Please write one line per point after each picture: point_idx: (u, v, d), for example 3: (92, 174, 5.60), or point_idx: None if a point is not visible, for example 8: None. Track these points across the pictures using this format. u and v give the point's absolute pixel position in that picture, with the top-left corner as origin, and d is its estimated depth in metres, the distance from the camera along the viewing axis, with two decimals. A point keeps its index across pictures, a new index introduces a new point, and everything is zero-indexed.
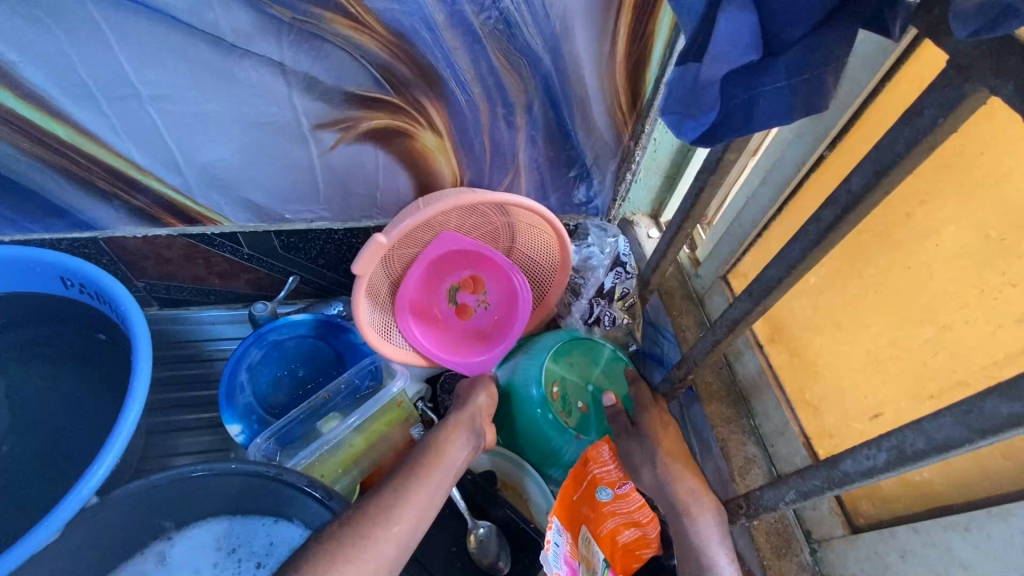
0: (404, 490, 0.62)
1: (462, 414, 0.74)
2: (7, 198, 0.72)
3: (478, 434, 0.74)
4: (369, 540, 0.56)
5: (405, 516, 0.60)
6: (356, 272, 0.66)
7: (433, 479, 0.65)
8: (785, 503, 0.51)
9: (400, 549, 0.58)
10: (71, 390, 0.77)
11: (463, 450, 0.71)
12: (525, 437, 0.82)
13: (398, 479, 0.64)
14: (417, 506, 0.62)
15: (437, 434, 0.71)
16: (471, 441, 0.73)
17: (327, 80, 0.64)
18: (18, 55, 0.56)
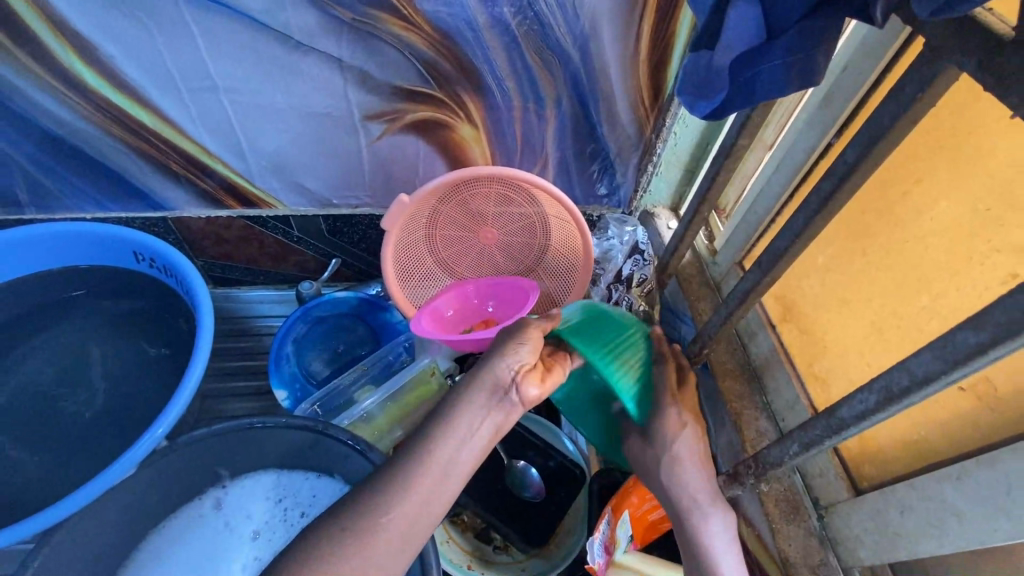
0: (399, 477, 0.50)
1: (485, 375, 0.53)
2: (95, 179, 0.81)
3: (510, 400, 0.53)
4: (356, 533, 0.48)
5: (407, 502, 0.49)
6: (383, 227, 0.78)
7: (435, 461, 0.50)
8: (790, 457, 0.55)
9: (406, 536, 0.49)
10: (136, 350, 0.85)
11: (485, 419, 0.53)
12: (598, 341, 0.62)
13: (395, 461, 0.52)
14: (425, 491, 0.50)
15: (449, 402, 0.53)
16: (499, 408, 0.53)
17: (377, 75, 0.72)
18: (118, 50, 0.65)
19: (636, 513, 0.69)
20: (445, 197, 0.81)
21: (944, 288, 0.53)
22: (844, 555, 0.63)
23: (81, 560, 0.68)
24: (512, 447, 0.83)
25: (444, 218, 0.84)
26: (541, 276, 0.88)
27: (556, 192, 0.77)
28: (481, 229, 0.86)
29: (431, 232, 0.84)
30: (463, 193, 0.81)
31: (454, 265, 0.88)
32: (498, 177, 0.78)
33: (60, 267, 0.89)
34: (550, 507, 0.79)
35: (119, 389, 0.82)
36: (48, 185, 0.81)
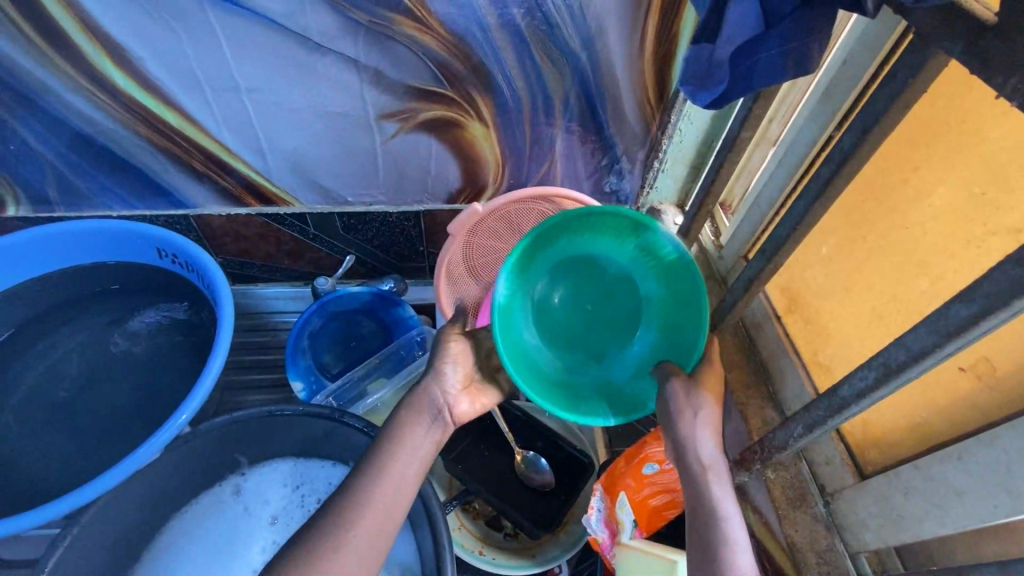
0: (361, 490, 0.56)
1: (421, 400, 0.63)
2: (122, 177, 0.85)
3: (444, 417, 0.63)
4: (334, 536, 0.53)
5: (368, 514, 0.55)
6: (443, 247, 0.85)
7: (388, 477, 0.57)
8: (794, 438, 0.57)
9: (372, 543, 0.54)
10: (160, 343, 0.88)
11: (427, 436, 0.61)
12: (619, 248, 0.68)
13: (356, 478, 0.58)
14: (383, 509, 0.56)
15: (392, 423, 0.61)
16: (436, 425, 0.62)
17: (391, 74, 0.75)
18: (148, 53, 0.69)
19: (635, 498, 0.72)
20: (490, 220, 0.88)
21: (942, 272, 0.55)
22: (850, 541, 0.64)
23: (113, 538, 0.72)
24: (522, 436, 0.86)
25: (485, 236, 0.90)
26: None
27: (580, 198, 0.86)
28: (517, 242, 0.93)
29: (470, 241, 0.89)
30: (505, 213, 0.89)
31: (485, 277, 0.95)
32: (539, 194, 0.86)
33: (81, 263, 0.92)
34: (560, 497, 0.81)
35: (145, 379, 0.86)
36: (79, 184, 0.85)
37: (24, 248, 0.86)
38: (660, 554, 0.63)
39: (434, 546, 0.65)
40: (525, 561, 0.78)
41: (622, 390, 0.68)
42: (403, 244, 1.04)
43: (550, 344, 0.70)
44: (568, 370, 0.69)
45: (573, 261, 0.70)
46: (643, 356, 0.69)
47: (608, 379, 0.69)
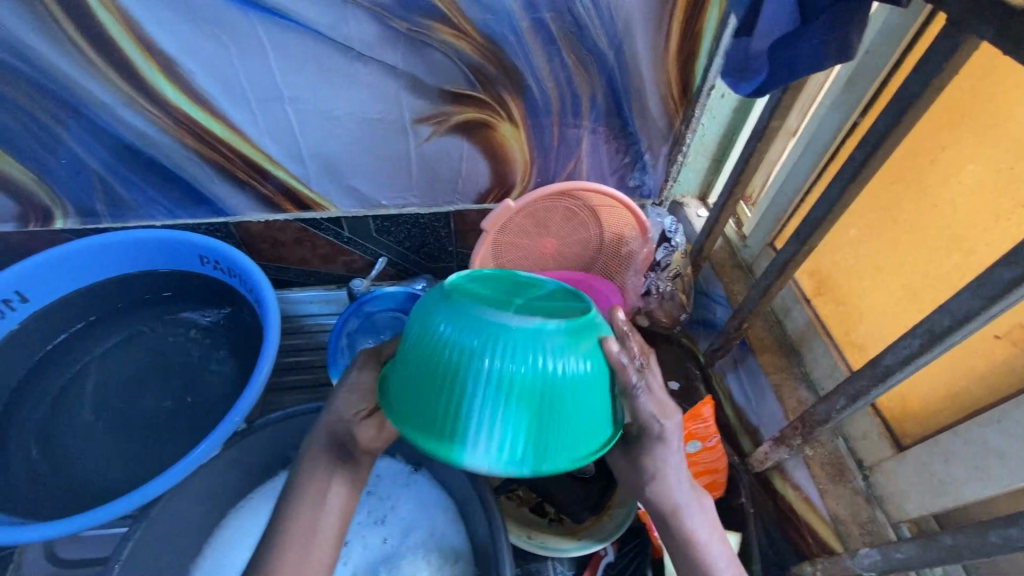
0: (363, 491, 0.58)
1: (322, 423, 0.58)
2: (168, 188, 0.88)
3: (351, 458, 0.56)
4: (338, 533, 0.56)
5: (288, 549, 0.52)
6: (483, 228, 0.87)
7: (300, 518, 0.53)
8: (837, 412, 0.59)
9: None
10: (209, 347, 0.92)
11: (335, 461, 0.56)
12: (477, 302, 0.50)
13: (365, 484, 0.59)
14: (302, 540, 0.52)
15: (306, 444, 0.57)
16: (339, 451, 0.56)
17: (427, 79, 0.78)
18: (198, 66, 0.72)
19: None
20: (518, 220, 0.92)
21: (975, 246, 0.57)
22: (891, 511, 0.67)
23: (176, 534, 0.74)
24: None
25: (513, 233, 0.93)
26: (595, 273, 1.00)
27: (614, 193, 0.89)
28: (544, 240, 0.96)
29: (499, 239, 0.92)
30: (530, 211, 0.91)
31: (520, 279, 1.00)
32: (563, 190, 0.89)
33: (120, 274, 0.92)
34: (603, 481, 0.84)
35: (195, 383, 0.89)
36: (125, 195, 0.88)
37: (70, 261, 0.88)
38: None
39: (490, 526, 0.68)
40: (572, 542, 0.78)
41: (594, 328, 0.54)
42: (433, 245, 1.07)
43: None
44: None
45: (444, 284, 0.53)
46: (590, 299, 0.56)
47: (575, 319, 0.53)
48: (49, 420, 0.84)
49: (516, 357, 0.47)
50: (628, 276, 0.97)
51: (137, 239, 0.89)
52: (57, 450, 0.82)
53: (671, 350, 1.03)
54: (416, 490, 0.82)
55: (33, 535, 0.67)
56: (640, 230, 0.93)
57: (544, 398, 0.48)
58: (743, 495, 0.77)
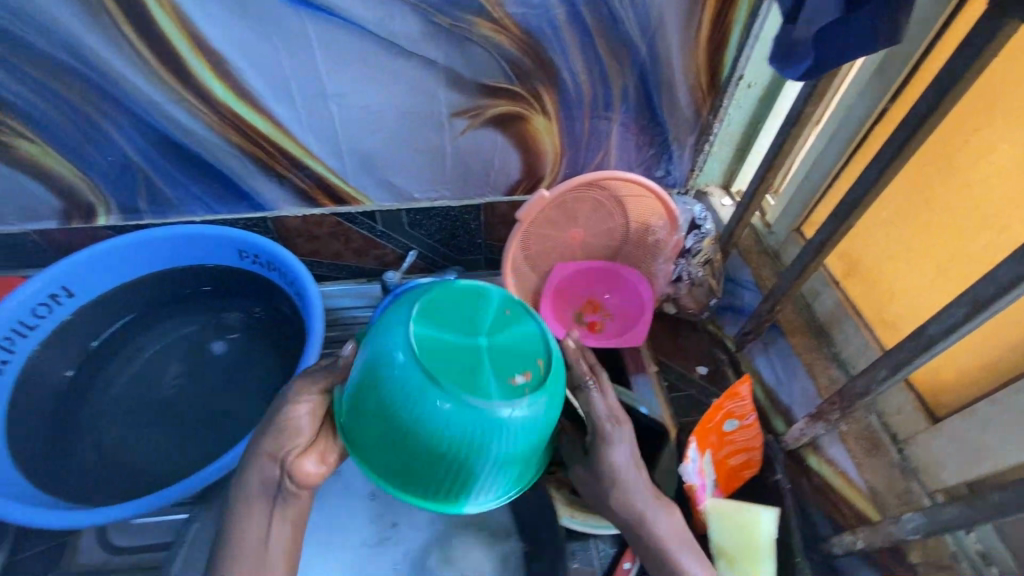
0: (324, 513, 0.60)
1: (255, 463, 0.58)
2: (209, 184, 0.90)
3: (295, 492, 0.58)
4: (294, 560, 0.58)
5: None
6: (517, 218, 0.92)
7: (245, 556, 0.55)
8: (877, 383, 0.62)
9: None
10: (251, 340, 0.94)
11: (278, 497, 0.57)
12: (459, 378, 0.51)
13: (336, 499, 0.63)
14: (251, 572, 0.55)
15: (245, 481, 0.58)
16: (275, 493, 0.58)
17: (466, 73, 0.80)
18: (246, 63, 0.74)
19: (717, 456, 0.79)
20: (549, 212, 0.96)
21: (1009, 223, 0.60)
22: (927, 481, 0.70)
23: None
24: None
25: (545, 222, 0.97)
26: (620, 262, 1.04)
27: (645, 181, 0.92)
28: (571, 230, 1.01)
29: (530, 230, 0.96)
30: (560, 202, 0.95)
31: (551, 271, 1.04)
32: (591, 180, 0.92)
33: (153, 271, 0.91)
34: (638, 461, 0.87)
35: (239, 374, 0.91)
36: (167, 191, 0.90)
37: (104, 258, 0.87)
38: (744, 508, 0.71)
39: None
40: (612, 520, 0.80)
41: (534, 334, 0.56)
42: (463, 237, 1.09)
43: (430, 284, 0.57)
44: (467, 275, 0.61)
45: (410, 351, 0.51)
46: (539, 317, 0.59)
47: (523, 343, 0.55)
48: (102, 411, 0.87)
49: (517, 440, 0.53)
50: (658, 270, 1.02)
51: (171, 234, 0.88)
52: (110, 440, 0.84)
53: (697, 337, 1.06)
54: None
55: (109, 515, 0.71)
56: (668, 219, 0.97)
57: (534, 453, 0.56)
58: (779, 472, 0.79)
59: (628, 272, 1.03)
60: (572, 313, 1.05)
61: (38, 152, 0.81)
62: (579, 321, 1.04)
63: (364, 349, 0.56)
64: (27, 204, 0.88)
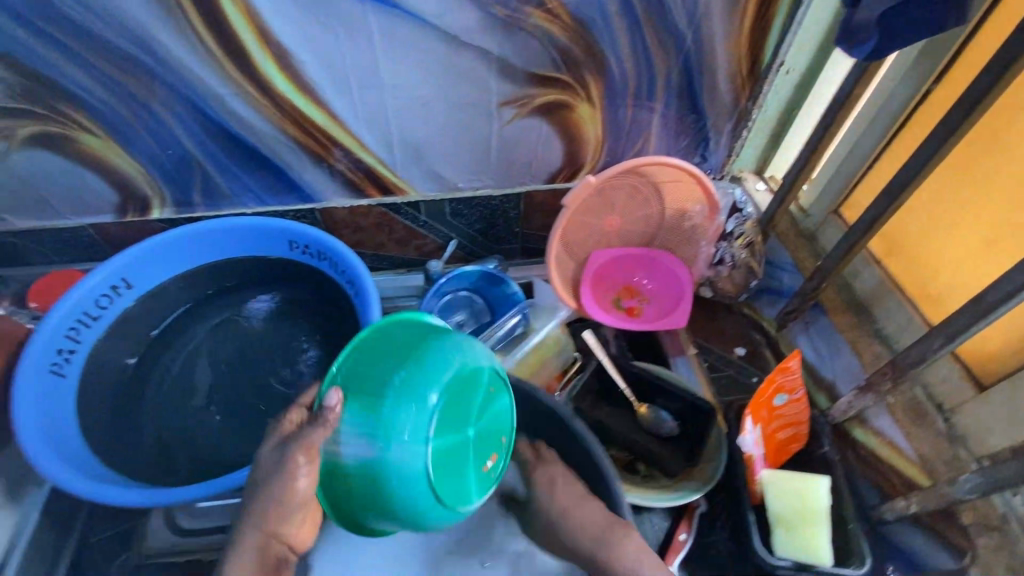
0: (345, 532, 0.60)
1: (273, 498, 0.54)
2: (262, 176, 0.92)
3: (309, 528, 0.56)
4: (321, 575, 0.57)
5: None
6: (565, 203, 0.93)
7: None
8: (934, 351, 0.64)
9: None
10: (301, 329, 0.95)
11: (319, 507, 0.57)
12: (455, 480, 0.60)
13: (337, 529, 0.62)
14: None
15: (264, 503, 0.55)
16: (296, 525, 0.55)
17: (518, 63, 0.82)
18: (307, 55, 0.76)
19: (768, 430, 0.81)
20: (589, 198, 0.98)
21: None
22: (974, 447, 0.72)
23: None
24: (640, 391, 0.93)
25: (586, 209, 0.99)
26: (657, 248, 1.07)
27: (686, 165, 0.93)
28: (608, 217, 1.03)
29: (573, 217, 0.99)
30: (601, 189, 0.97)
31: (588, 256, 1.07)
32: (632, 168, 0.94)
33: (210, 261, 0.94)
34: (682, 437, 0.90)
35: (291, 362, 0.93)
36: (221, 184, 0.92)
37: (166, 248, 0.90)
38: (798, 477, 0.74)
39: (597, 473, 0.73)
40: (667, 492, 0.84)
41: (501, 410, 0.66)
42: (504, 226, 1.12)
43: (440, 377, 0.57)
44: (463, 345, 0.61)
45: (428, 471, 0.56)
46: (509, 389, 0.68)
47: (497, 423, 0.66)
48: (166, 399, 0.89)
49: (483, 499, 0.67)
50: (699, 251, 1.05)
51: (223, 225, 0.90)
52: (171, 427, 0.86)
53: (733, 319, 1.09)
54: None
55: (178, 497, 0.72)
56: (708, 203, 0.99)
57: None
58: (826, 445, 0.82)
59: (665, 257, 1.06)
60: (610, 299, 1.06)
61: (101, 146, 0.83)
62: (617, 306, 1.06)
63: (362, 442, 0.55)
64: (86, 198, 0.90)
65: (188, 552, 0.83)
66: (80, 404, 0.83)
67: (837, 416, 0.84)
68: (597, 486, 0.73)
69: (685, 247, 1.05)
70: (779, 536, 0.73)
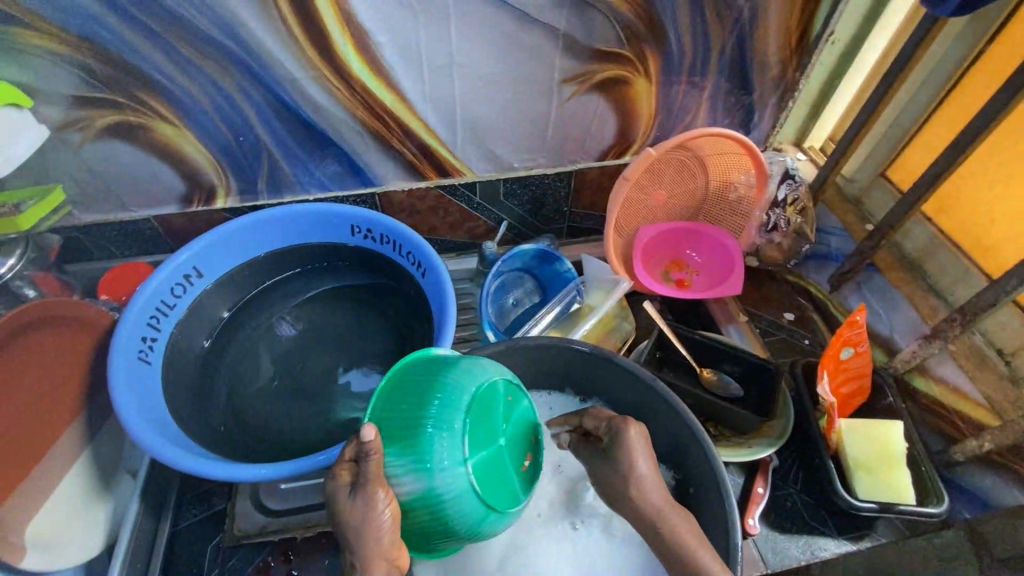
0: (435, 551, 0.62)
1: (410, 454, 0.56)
2: (327, 161, 0.93)
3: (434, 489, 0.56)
4: None
5: None
6: (625, 176, 0.94)
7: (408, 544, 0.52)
8: (1007, 293, 0.70)
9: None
10: (369, 311, 0.97)
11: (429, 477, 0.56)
12: (504, 490, 0.61)
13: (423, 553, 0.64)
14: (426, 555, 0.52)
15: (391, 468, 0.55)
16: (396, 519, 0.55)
17: (583, 40, 0.85)
18: (386, 37, 0.78)
19: (835, 385, 0.85)
20: (643, 173, 0.99)
21: None
22: None
23: None
24: (704, 357, 0.96)
25: (637, 185, 1.01)
26: (704, 219, 1.10)
27: (740, 136, 0.93)
28: (657, 194, 1.05)
29: (630, 194, 1.01)
30: (654, 164, 0.99)
31: (637, 232, 1.08)
32: (684, 141, 0.97)
33: (277, 248, 0.94)
34: (747, 398, 0.92)
35: (365, 342, 0.94)
36: (287, 171, 0.93)
37: (235, 236, 0.90)
38: (875, 425, 0.81)
39: (690, 435, 0.74)
40: (740, 450, 0.87)
41: (525, 412, 0.67)
42: (552, 206, 1.14)
43: (460, 400, 0.59)
44: (473, 367, 0.63)
45: (474, 488, 0.57)
46: (528, 393, 0.69)
47: (524, 423, 0.67)
48: (243, 384, 0.89)
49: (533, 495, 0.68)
50: (753, 218, 1.06)
51: (286, 212, 0.91)
52: (254, 412, 0.87)
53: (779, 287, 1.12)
54: None
55: (264, 472, 0.71)
56: (755, 171, 1.01)
57: None
58: (891, 395, 0.86)
59: (710, 228, 1.08)
60: (660, 273, 1.08)
61: (174, 134, 0.83)
62: (668, 279, 1.08)
63: (410, 475, 0.56)
64: (153, 189, 0.90)
65: (280, 531, 0.84)
66: (165, 389, 0.84)
67: (898, 367, 0.90)
68: (688, 447, 0.74)
69: (733, 219, 1.08)
70: (859, 480, 0.79)
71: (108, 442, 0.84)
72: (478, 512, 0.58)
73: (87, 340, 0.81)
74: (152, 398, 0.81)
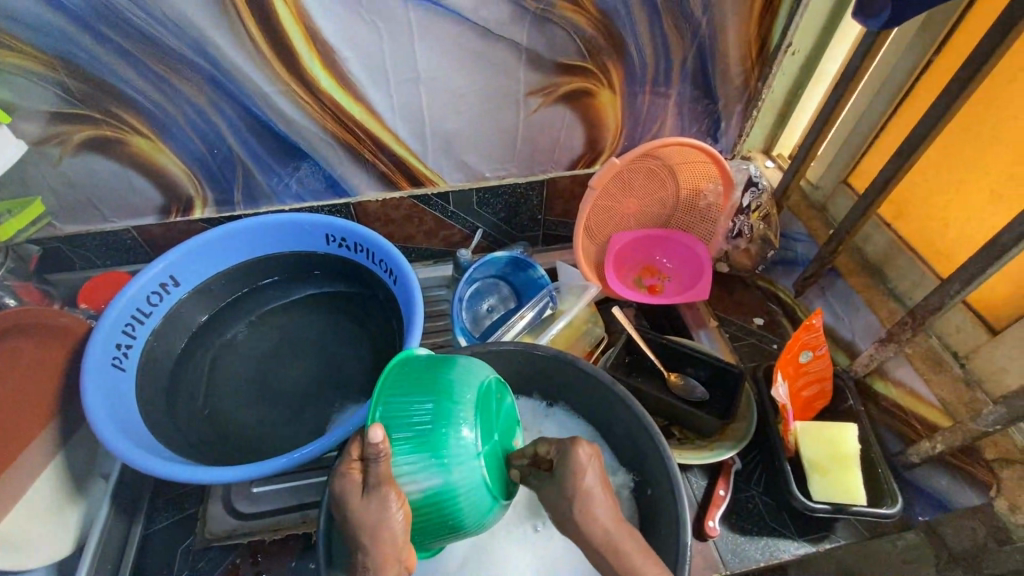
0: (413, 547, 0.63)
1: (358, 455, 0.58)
2: (301, 172, 0.96)
3: None
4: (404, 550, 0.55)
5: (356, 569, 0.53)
6: (590, 185, 0.96)
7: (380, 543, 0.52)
8: (952, 296, 0.72)
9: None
10: (342, 318, 0.99)
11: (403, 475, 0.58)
12: (504, 479, 0.65)
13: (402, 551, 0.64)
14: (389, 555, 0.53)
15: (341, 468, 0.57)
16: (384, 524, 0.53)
17: (545, 53, 0.88)
18: (351, 53, 0.80)
19: (794, 388, 0.86)
20: (610, 182, 1.01)
21: None
22: (990, 388, 0.79)
23: None
24: (670, 362, 0.97)
25: (605, 193, 1.03)
26: (676, 226, 1.12)
27: (703, 145, 0.94)
28: (627, 201, 1.07)
29: (597, 202, 1.03)
30: (622, 172, 1.01)
31: (609, 239, 1.10)
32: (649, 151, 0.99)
33: (253, 256, 0.97)
34: (713, 403, 0.94)
35: (337, 348, 0.96)
36: (261, 181, 0.96)
37: (211, 245, 0.93)
38: (828, 427, 0.83)
39: (649, 438, 0.75)
40: (701, 452, 0.88)
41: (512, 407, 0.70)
42: (526, 214, 1.16)
43: (468, 397, 0.61)
44: (470, 364, 0.65)
45: (487, 480, 0.61)
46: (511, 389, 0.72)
47: (513, 419, 0.70)
48: (216, 390, 0.92)
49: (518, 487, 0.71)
50: (719, 224, 1.09)
51: (261, 222, 0.93)
52: (226, 416, 0.89)
53: (751, 293, 1.14)
54: (558, 421, 0.89)
55: (228, 476, 0.73)
56: (721, 179, 1.04)
57: None
58: (851, 397, 0.88)
59: (681, 235, 1.09)
60: (633, 279, 1.10)
61: (149, 148, 0.86)
62: (640, 285, 1.09)
63: (425, 472, 0.58)
64: (131, 200, 0.93)
65: (249, 534, 0.85)
66: (138, 394, 0.86)
67: (859, 370, 0.91)
68: (645, 450, 0.76)
69: (702, 226, 1.10)
70: (815, 482, 0.80)
71: (83, 446, 0.87)
72: (486, 503, 0.62)
73: (63, 346, 0.84)
74: (125, 402, 0.83)
